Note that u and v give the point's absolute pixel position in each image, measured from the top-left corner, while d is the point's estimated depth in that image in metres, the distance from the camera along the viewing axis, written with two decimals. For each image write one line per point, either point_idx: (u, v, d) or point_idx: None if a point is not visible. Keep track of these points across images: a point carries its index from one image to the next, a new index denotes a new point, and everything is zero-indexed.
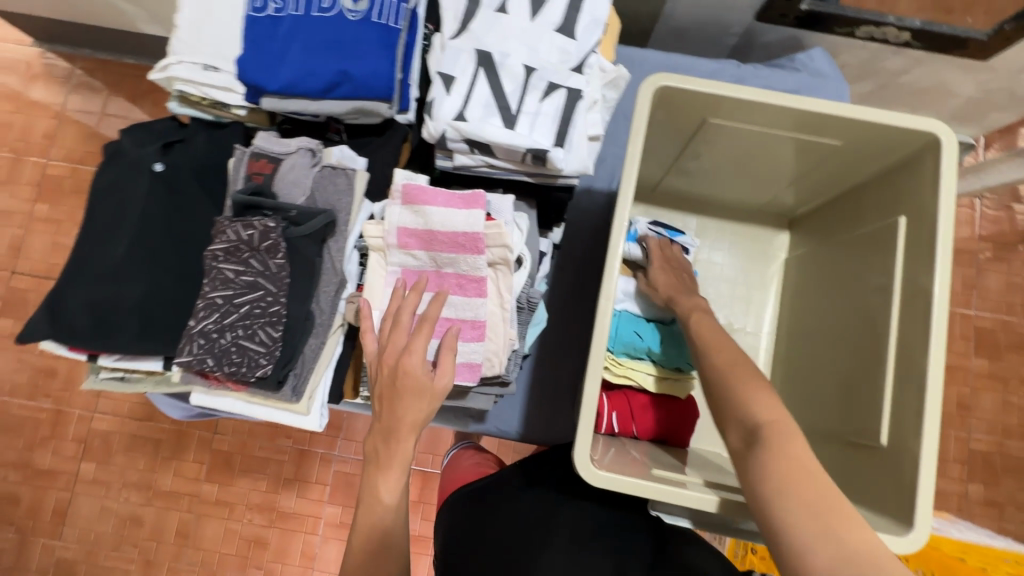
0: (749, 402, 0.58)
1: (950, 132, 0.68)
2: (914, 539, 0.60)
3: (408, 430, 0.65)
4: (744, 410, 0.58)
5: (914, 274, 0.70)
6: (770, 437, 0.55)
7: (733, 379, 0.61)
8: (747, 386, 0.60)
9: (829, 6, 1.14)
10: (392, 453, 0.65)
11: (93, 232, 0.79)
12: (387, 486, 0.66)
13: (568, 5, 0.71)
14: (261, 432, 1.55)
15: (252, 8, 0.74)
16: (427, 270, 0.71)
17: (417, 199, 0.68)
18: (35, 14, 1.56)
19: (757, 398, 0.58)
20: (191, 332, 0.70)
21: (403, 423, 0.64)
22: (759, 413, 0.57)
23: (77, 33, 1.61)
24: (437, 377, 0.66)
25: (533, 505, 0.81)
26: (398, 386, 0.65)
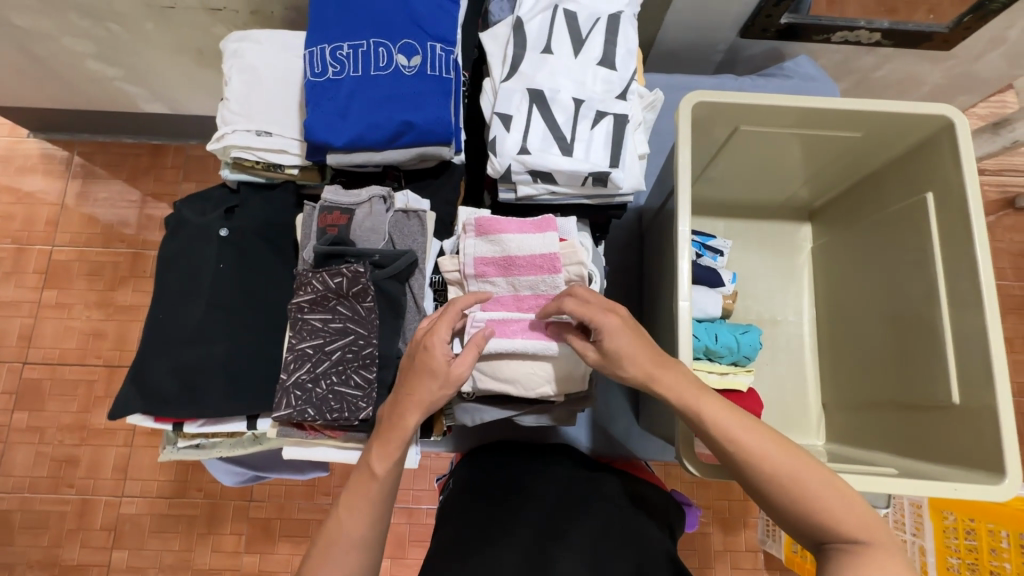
0: (838, 521, 0.55)
1: (959, 113, 0.75)
2: (1011, 486, 0.65)
3: (411, 408, 0.64)
4: (826, 526, 0.55)
5: (951, 245, 0.76)
6: (864, 553, 0.53)
7: (806, 488, 0.56)
8: (825, 499, 0.56)
9: (805, 18, 1.25)
10: (397, 428, 0.64)
11: (166, 302, 0.82)
12: (379, 458, 0.64)
13: (605, 40, 0.78)
14: (300, 493, 1.52)
15: (311, 74, 0.79)
16: (507, 293, 0.74)
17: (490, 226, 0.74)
18: (35, 106, 1.58)
19: (846, 517, 0.55)
20: (285, 385, 0.72)
21: (409, 400, 0.64)
22: (844, 530, 0.55)
23: (76, 119, 1.64)
24: (454, 365, 0.64)
25: (572, 490, 0.84)
26: (418, 358, 0.65)
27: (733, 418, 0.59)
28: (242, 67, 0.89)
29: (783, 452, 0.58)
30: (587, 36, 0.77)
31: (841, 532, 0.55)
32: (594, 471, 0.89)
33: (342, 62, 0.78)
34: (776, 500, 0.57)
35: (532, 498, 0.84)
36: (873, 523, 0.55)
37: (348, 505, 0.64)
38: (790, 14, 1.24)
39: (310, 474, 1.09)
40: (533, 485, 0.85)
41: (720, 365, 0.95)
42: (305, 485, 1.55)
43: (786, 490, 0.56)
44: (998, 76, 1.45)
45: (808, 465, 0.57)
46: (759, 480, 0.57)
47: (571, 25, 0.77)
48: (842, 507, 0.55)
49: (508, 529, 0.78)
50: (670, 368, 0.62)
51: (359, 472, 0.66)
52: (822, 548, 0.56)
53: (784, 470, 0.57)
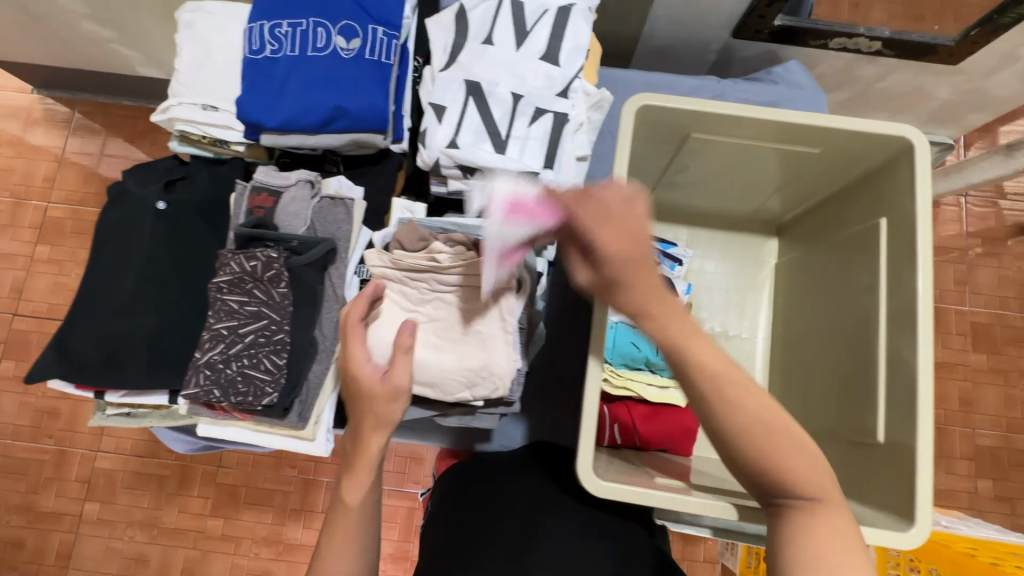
0: (793, 473, 0.50)
1: (921, 136, 0.71)
2: (917, 534, 0.61)
3: (375, 436, 0.60)
4: (785, 482, 0.51)
5: (898, 275, 0.72)
6: (812, 511, 0.50)
7: (768, 435, 0.51)
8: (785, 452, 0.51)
9: (802, 21, 1.19)
10: (360, 452, 0.61)
11: (101, 271, 0.82)
12: (351, 493, 0.61)
13: (550, 34, 0.74)
14: (266, 464, 1.54)
15: (249, 51, 0.77)
16: (424, 326, 0.71)
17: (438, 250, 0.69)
18: (35, 63, 1.60)
19: (800, 470, 0.50)
20: (197, 364, 0.72)
21: (368, 424, 0.60)
22: (800, 486, 0.50)
23: (75, 79, 1.66)
24: (388, 378, 0.60)
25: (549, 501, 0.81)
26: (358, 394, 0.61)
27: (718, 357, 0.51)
28: (192, 38, 0.87)
29: (754, 398, 0.51)
30: (531, 29, 0.74)
31: (799, 488, 0.50)
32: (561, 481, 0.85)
33: (280, 40, 0.76)
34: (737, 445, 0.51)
35: (503, 503, 0.82)
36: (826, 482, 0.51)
37: (330, 550, 0.61)
38: (786, 16, 1.17)
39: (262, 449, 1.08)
40: (503, 491, 0.83)
41: (660, 378, 0.93)
42: (273, 457, 1.58)
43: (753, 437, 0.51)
44: (1015, 95, 1.36)
45: (776, 416, 0.51)
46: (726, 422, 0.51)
47: (516, 16, 0.74)
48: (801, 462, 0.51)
49: (487, 535, 0.77)
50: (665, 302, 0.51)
51: (336, 504, 0.62)
52: (775, 505, 0.52)
53: (752, 413, 0.51)
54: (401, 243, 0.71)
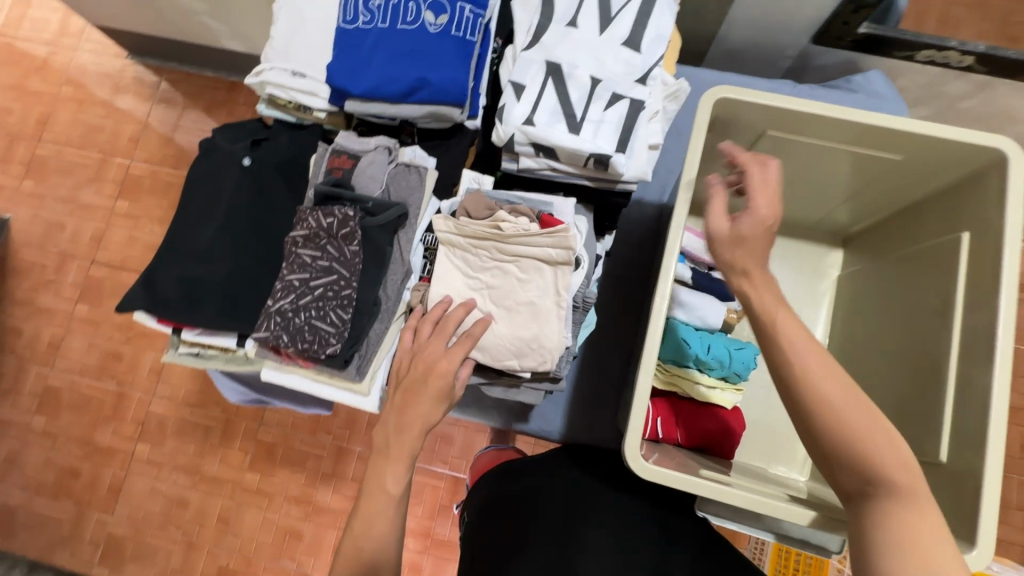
0: (873, 455, 0.50)
1: (1018, 149, 0.68)
2: (979, 557, 0.59)
3: (417, 427, 0.67)
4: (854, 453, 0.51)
5: (977, 291, 0.69)
6: (898, 501, 0.49)
7: (848, 421, 0.51)
8: (874, 443, 0.51)
9: (888, 30, 1.14)
10: (399, 444, 0.67)
11: (188, 218, 0.88)
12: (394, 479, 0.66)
13: (634, 21, 0.75)
14: (304, 427, 1.60)
15: (344, 21, 0.82)
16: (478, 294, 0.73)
17: (501, 222, 0.71)
18: (132, 30, 1.71)
19: (883, 455, 0.50)
20: (269, 310, 0.76)
21: (411, 423, 0.67)
22: (884, 474, 0.50)
23: (166, 47, 1.76)
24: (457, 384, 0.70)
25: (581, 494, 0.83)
26: (426, 382, 0.68)
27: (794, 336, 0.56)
28: (289, 8, 0.92)
29: (837, 386, 0.53)
30: (616, 15, 0.75)
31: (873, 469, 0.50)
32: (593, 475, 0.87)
33: (373, 12, 0.80)
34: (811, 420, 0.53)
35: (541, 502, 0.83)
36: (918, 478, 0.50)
37: (364, 524, 0.66)
38: (871, 23, 1.13)
39: (311, 409, 1.11)
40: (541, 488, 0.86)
41: (708, 378, 0.91)
42: (311, 421, 1.63)
43: (838, 421, 0.52)
44: None
45: (843, 386, 0.53)
46: (808, 404, 0.53)
47: (602, 1, 0.75)
48: (889, 450, 0.50)
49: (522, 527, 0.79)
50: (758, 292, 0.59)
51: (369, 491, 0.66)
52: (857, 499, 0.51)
53: (823, 385, 0.53)
54: (468, 210, 0.73)
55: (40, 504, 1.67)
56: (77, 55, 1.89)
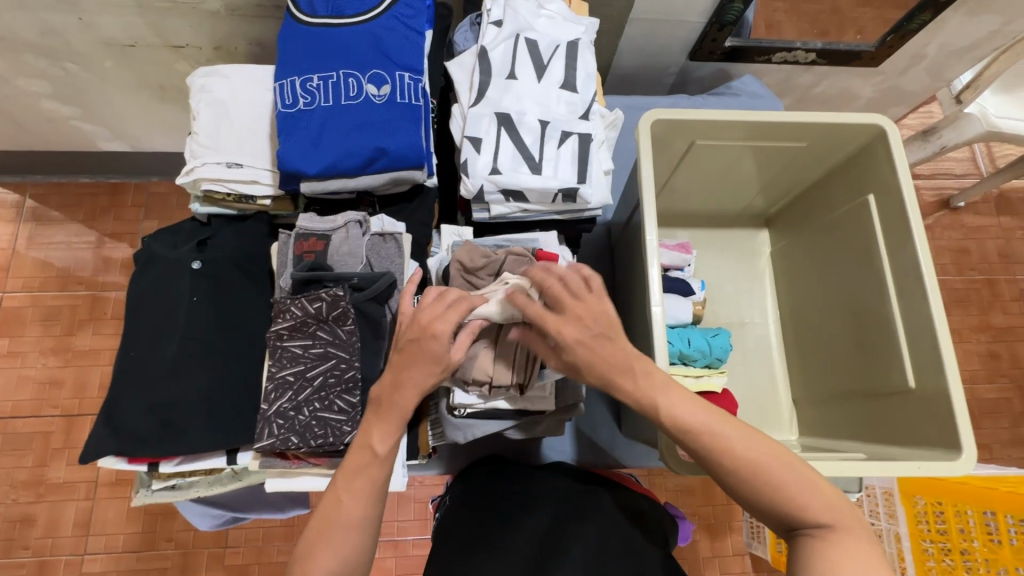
0: (802, 502, 0.56)
1: (891, 123, 0.83)
2: (966, 462, 0.70)
3: (412, 390, 0.63)
4: (787, 508, 0.56)
5: (894, 238, 0.83)
6: (830, 539, 0.55)
7: (772, 475, 0.57)
8: (796, 488, 0.57)
9: (747, 41, 1.31)
10: (395, 402, 0.63)
11: (139, 339, 0.79)
12: (381, 436, 0.62)
13: (565, 66, 0.82)
14: (279, 533, 1.39)
15: (282, 105, 0.80)
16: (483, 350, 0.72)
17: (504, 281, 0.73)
18: None
19: (809, 498, 0.56)
20: (266, 415, 0.71)
21: (407, 383, 0.63)
22: (813, 517, 0.56)
23: (23, 160, 1.53)
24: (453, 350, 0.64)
25: (569, 502, 0.85)
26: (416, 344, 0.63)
27: (698, 408, 0.60)
28: (210, 101, 0.89)
29: (754, 444, 0.58)
30: (548, 62, 0.82)
31: (808, 516, 0.56)
32: (591, 484, 0.89)
33: (313, 93, 0.80)
34: (740, 487, 0.58)
35: (531, 504, 0.86)
36: (838, 505, 0.56)
37: (348, 486, 0.61)
38: (734, 38, 1.30)
39: (290, 511, 1.07)
40: (533, 501, 0.86)
41: (695, 368, 0.97)
42: (286, 524, 1.42)
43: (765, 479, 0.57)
44: (923, 89, 1.55)
45: (760, 452, 0.58)
46: (725, 471, 0.58)
47: (533, 53, 0.82)
48: (808, 492, 0.56)
49: (502, 525, 0.83)
50: (628, 368, 0.61)
51: (354, 451, 0.63)
52: (794, 535, 0.57)
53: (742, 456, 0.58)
54: (463, 264, 0.73)
55: None
56: None
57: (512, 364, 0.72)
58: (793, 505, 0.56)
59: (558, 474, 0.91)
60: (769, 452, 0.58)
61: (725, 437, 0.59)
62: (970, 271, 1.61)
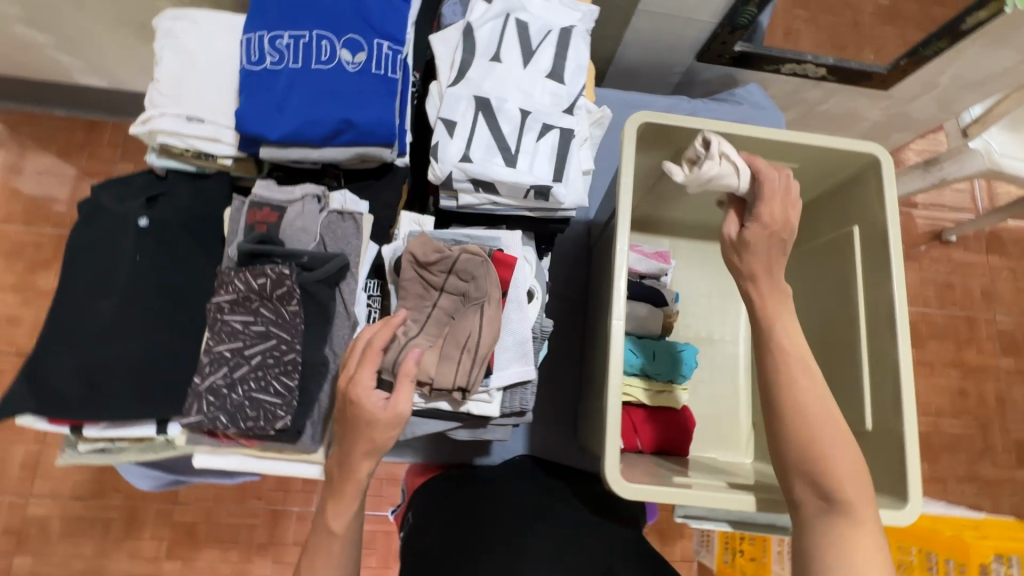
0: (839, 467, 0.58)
1: (886, 154, 0.80)
2: (911, 510, 0.68)
3: (360, 459, 0.61)
4: (827, 474, 0.58)
5: (873, 274, 0.80)
6: (844, 520, 0.57)
7: (827, 445, 0.58)
8: (842, 462, 0.58)
9: (757, 48, 1.26)
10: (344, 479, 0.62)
11: (73, 294, 0.75)
12: (336, 515, 0.61)
13: (554, 54, 0.77)
14: (229, 496, 1.34)
15: (248, 62, 0.75)
16: (427, 348, 0.69)
17: (453, 278, 0.70)
18: None
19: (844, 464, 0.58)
20: (197, 390, 0.67)
21: (358, 450, 0.61)
22: (844, 493, 0.57)
23: None
24: (391, 403, 0.61)
25: (534, 498, 0.83)
26: (349, 409, 0.62)
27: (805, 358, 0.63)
28: (175, 48, 0.83)
29: (818, 405, 0.60)
30: (537, 48, 0.77)
31: (840, 493, 0.57)
32: (552, 482, 0.88)
33: (281, 52, 0.74)
34: (796, 442, 0.60)
35: (496, 503, 0.81)
36: (865, 500, 0.57)
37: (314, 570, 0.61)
38: (744, 43, 1.24)
39: (236, 476, 0.94)
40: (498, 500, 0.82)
41: (656, 382, 0.95)
42: (237, 487, 1.38)
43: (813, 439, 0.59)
44: (931, 118, 1.51)
45: (825, 420, 0.60)
46: (797, 418, 0.60)
47: (522, 37, 0.77)
48: (852, 471, 0.58)
49: (467, 526, 0.78)
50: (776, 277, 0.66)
51: (314, 533, 0.62)
52: (817, 509, 0.59)
53: (809, 416, 0.60)
54: (416, 257, 0.70)
55: None
56: None
57: (457, 364, 0.68)
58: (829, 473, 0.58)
59: (521, 473, 0.89)
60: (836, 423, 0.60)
61: (804, 393, 0.61)
62: (952, 306, 1.59)
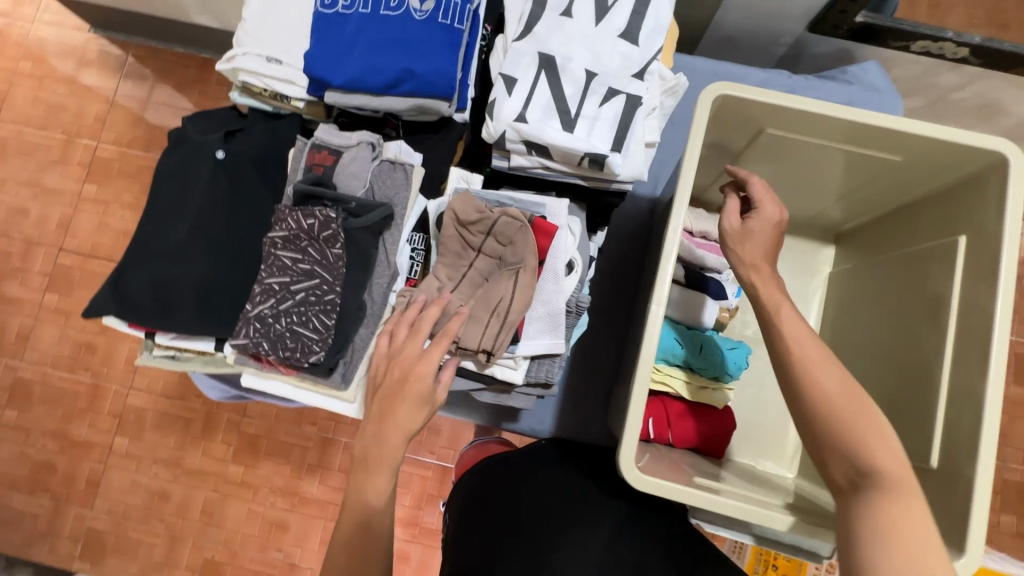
0: (867, 448, 0.53)
1: (1019, 154, 0.67)
2: (966, 565, 0.60)
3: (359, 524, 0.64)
4: (855, 446, 0.54)
5: (973, 295, 0.69)
6: (886, 491, 0.51)
7: (846, 413, 0.55)
8: (869, 434, 0.54)
9: (885, 20, 1.09)
10: (381, 453, 0.64)
11: (156, 214, 0.83)
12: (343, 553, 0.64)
13: (631, 12, 0.71)
14: (288, 417, 1.45)
15: (322, 5, 0.77)
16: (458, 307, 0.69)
17: (490, 239, 0.70)
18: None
19: (877, 446, 0.53)
20: (247, 316, 0.72)
21: (393, 426, 0.64)
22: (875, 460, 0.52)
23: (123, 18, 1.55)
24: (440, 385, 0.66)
25: (564, 492, 0.84)
26: (404, 386, 0.64)
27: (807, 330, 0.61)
28: None
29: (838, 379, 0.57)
30: (613, 5, 0.71)
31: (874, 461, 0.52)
32: (580, 471, 0.87)
33: None
34: (820, 419, 0.56)
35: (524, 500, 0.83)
36: (902, 470, 0.52)
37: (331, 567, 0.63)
38: (869, 13, 1.08)
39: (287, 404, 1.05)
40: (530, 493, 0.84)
41: (699, 378, 0.89)
42: (296, 410, 1.49)
43: (845, 422, 0.55)
44: None
45: (850, 394, 0.56)
46: (814, 399, 0.57)
47: None
48: (881, 440, 0.53)
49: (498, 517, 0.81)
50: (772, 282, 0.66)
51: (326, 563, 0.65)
52: (853, 486, 0.53)
53: (834, 394, 0.56)
54: (457, 215, 0.69)
55: (15, 501, 1.50)
56: (33, 26, 1.63)
57: (484, 326, 0.68)
58: (857, 448, 0.54)
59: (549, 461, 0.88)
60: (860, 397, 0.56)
61: (821, 371, 0.58)
62: None
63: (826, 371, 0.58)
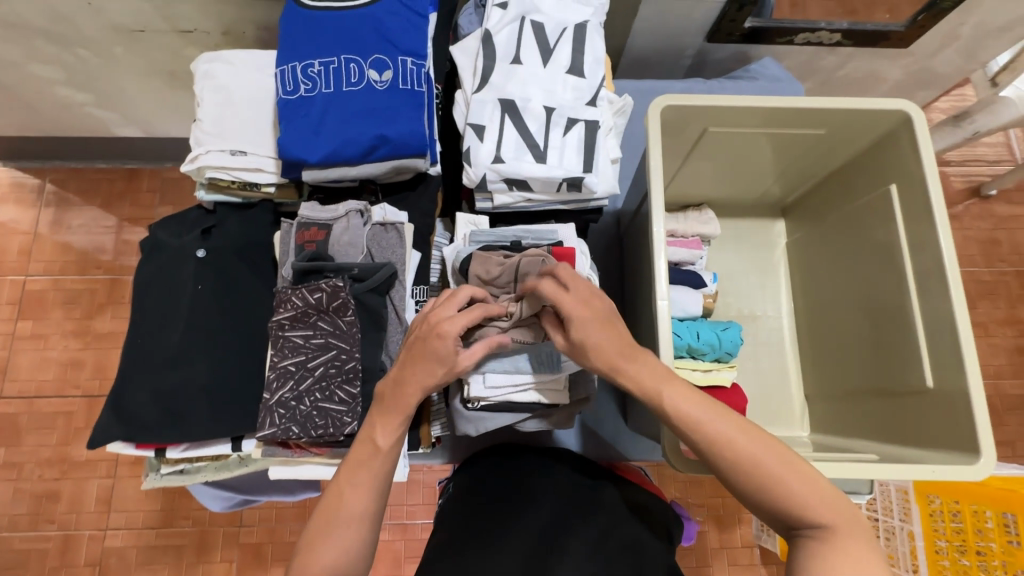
0: (803, 507, 0.53)
1: (916, 108, 0.79)
2: (985, 464, 0.68)
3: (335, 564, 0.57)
4: (793, 510, 0.53)
5: (916, 233, 0.80)
6: (831, 541, 0.52)
7: (772, 477, 0.54)
8: (798, 490, 0.54)
9: (767, 22, 1.24)
10: (398, 398, 0.60)
11: (144, 327, 0.81)
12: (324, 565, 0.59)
13: (573, 50, 0.79)
14: (290, 515, 1.36)
15: (284, 92, 0.79)
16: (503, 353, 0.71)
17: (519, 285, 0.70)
18: None
19: (813, 502, 0.53)
20: (268, 404, 0.71)
21: (411, 381, 0.60)
22: (814, 516, 0.53)
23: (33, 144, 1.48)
24: (463, 356, 0.62)
25: (573, 496, 0.82)
26: (422, 345, 0.61)
27: (698, 405, 0.57)
28: (213, 88, 0.87)
29: (764, 449, 0.55)
30: (554, 46, 0.79)
31: (811, 519, 0.53)
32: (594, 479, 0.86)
33: (314, 79, 0.79)
34: (749, 492, 0.55)
35: (535, 498, 0.82)
36: (843, 511, 0.53)
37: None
38: (754, 18, 1.23)
39: (300, 495, 1.02)
40: (540, 490, 0.83)
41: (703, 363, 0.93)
42: (298, 506, 1.40)
43: (778, 488, 0.54)
44: (954, 71, 1.45)
45: (778, 459, 0.55)
46: (735, 470, 0.55)
47: (539, 36, 0.79)
48: (813, 494, 0.53)
49: (500, 512, 0.80)
50: (639, 358, 0.60)
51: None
52: (793, 534, 0.55)
53: (762, 465, 0.55)
54: (479, 276, 0.71)
55: None
56: None
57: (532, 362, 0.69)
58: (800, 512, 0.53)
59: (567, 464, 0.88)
60: (792, 462, 0.55)
61: (748, 444, 0.55)
62: (1000, 262, 1.53)
63: (746, 446, 0.55)
